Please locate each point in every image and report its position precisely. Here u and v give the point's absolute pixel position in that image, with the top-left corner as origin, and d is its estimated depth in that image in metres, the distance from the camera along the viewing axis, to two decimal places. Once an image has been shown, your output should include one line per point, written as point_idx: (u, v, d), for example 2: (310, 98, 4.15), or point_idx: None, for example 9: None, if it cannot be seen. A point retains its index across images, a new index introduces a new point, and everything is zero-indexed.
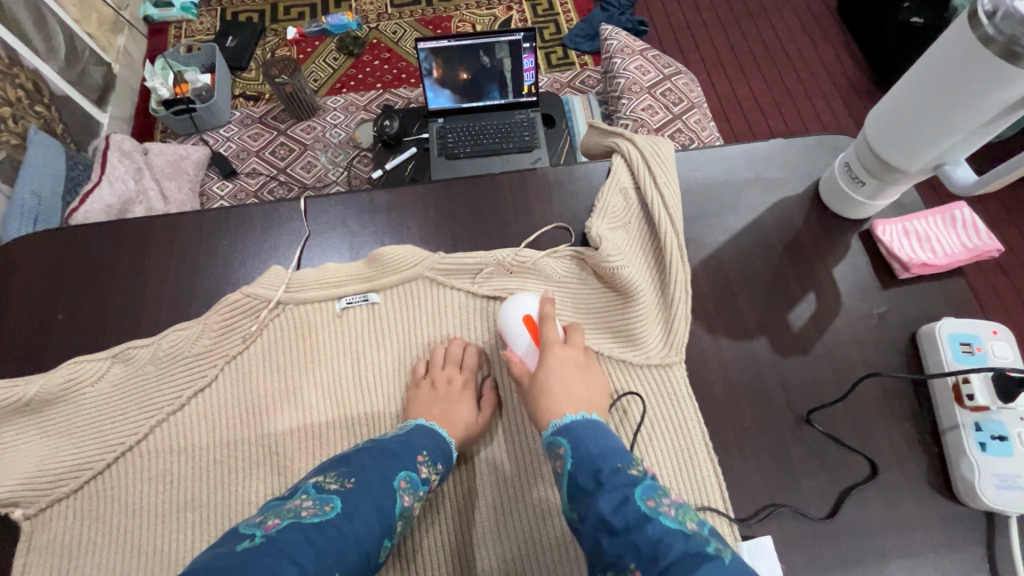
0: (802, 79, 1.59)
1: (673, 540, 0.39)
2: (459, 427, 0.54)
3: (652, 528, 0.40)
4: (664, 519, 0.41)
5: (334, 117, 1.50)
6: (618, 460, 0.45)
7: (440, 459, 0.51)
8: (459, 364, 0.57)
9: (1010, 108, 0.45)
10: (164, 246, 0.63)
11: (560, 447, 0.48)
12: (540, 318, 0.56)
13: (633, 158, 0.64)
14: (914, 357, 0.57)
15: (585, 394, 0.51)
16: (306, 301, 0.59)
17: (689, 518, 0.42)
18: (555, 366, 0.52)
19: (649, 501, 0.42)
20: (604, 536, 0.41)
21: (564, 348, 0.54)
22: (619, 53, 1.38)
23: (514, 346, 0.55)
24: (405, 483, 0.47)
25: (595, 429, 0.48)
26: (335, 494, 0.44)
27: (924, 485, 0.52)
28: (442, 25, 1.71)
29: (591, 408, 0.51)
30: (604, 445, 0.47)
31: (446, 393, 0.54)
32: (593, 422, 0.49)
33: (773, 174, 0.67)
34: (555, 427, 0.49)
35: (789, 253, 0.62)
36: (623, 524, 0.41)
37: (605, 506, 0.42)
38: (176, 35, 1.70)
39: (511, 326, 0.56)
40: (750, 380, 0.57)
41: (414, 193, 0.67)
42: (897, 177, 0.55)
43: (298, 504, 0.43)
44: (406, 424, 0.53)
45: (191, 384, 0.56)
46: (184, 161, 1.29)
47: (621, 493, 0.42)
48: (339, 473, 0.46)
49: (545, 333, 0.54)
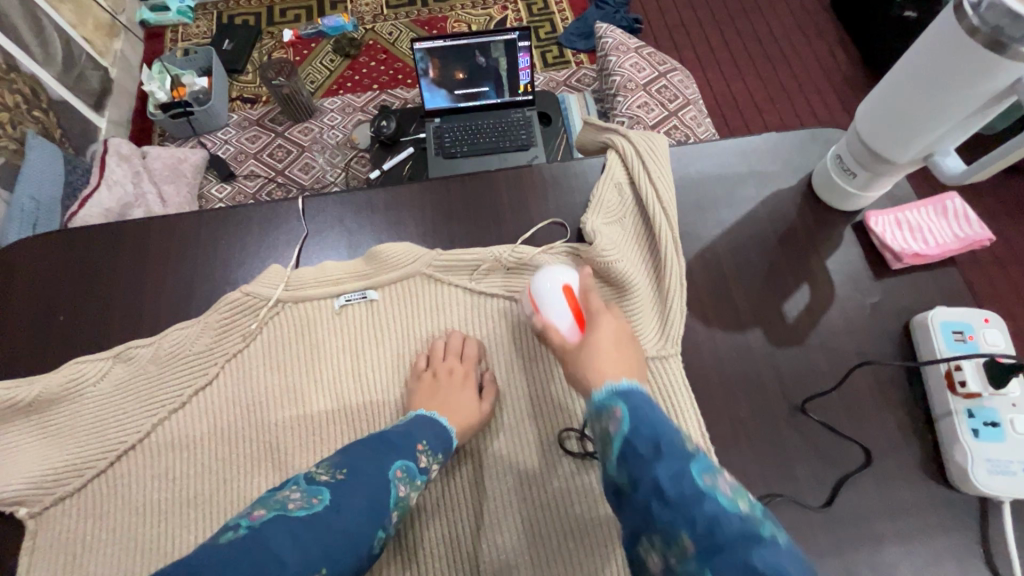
0: (797, 75, 1.59)
1: (731, 519, 0.34)
2: (462, 415, 0.55)
3: (710, 505, 0.35)
4: (721, 497, 0.36)
5: (331, 119, 1.51)
6: (671, 430, 0.41)
7: (440, 448, 0.52)
8: (459, 355, 0.58)
9: (998, 97, 0.45)
10: (163, 246, 0.64)
11: (616, 409, 0.43)
12: (581, 293, 0.55)
13: (627, 153, 0.65)
14: (907, 346, 0.58)
15: (625, 364, 0.48)
16: (305, 299, 0.59)
17: (745, 500, 0.37)
18: (604, 338, 0.50)
19: (705, 478, 0.37)
20: (656, 507, 0.36)
21: (609, 319, 0.53)
22: (614, 51, 1.39)
23: (552, 314, 0.53)
24: (400, 473, 0.48)
25: (647, 399, 0.44)
26: (324, 486, 0.44)
27: (918, 472, 0.53)
28: (438, 25, 1.72)
29: (632, 375, 0.47)
30: (658, 414, 0.42)
31: (447, 383, 0.55)
32: (645, 392, 0.45)
33: (766, 168, 0.68)
34: (609, 390, 0.45)
35: (783, 245, 0.63)
36: (678, 496, 0.36)
37: (662, 474, 0.37)
38: (172, 39, 1.70)
39: (552, 293, 0.54)
40: (745, 371, 0.57)
41: (411, 191, 0.67)
42: (889, 168, 0.55)
43: (285, 496, 0.43)
44: (406, 415, 0.54)
45: (192, 383, 0.56)
46: (183, 164, 1.29)
47: (677, 464, 0.37)
48: (331, 465, 0.46)
49: (589, 305, 0.53)
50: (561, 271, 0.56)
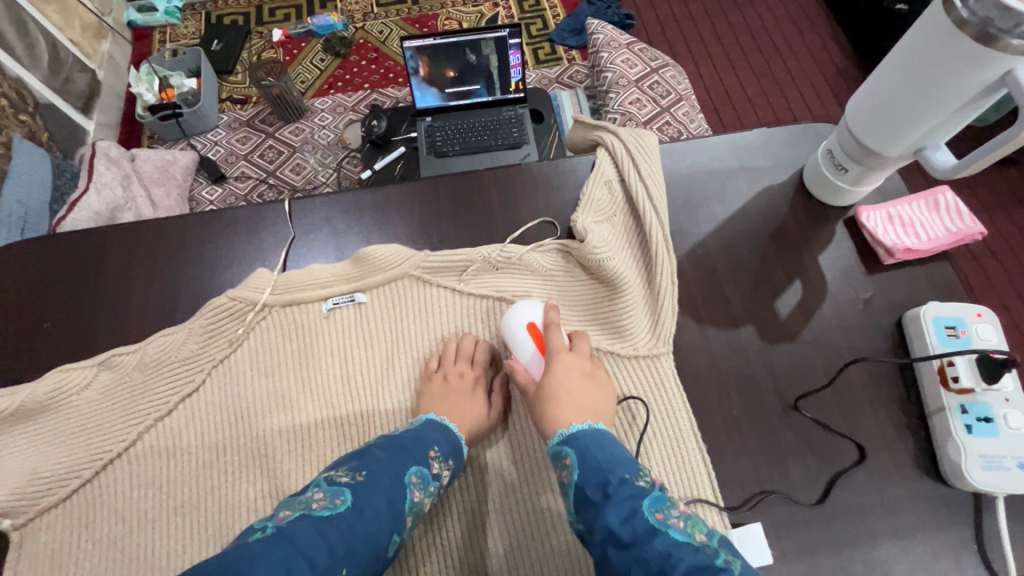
0: (790, 69, 1.59)
1: (682, 553, 0.39)
2: (469, 421, 0.55)
3: (660, 542, 0.40)
4: (673, 532, 0.41)
5: (322, 119, 1.50)
6: (626, 471, 0.45)
7: (451, 454, 0.51)
8: (470, 359, 0.57)
9: (988, 89, 0.44)
10: (148, 251, 0.63)
11: (567, 458, 0.47)
12: (545, 326, 0.55)
13: (617, 150, 0.64)
14: (900, 341, 0.58)
15: (592, 405, 0.51)
16: (293, 303, 0.58)
17: (699, 530, 0.41)
18: (563, 375, 0.52)
19: (657, 513, 0.42)
20: (612, 550, 0.41)
21: (571, 356, 0.53)
22: (606, 47, 1.38)
23: (519, 355, 0.55)
24: (416, 479, 0.47)
25: (602, 439, 0.48)
26: (345, 487, 0.44)
27: (912, 467, 0.52)
28: (428, 23, 1.70)
29: (596, 418, 0.50)
30: (612, 456, 0.46)
31: (458, 386, 0.55)
32: (602, 432, 0.48)
33: (757, 163, 0.67)
34: (561, 436, 0.48)
35: (775, 241, 0.63)
36: (630, 537, 0.40)
37: (613, 519, 0.42)
38: (161, 40, 1.69)
39: (517, 335, 0.55)
40: (738, 369, 0.57)
41: (399, 192, 0.67)
42: (880, 162, 0.55)
43: (309, 496, 0.44)
44: (416, 418, 0.53)
45: (179, 389, 0.55)
46: (172, 167, 1.28)
47: (629, 505, 0.42)
48: (350, 467, 0.47)
49: (550, 341, 0.54)
50: (526, 307, 0.56)
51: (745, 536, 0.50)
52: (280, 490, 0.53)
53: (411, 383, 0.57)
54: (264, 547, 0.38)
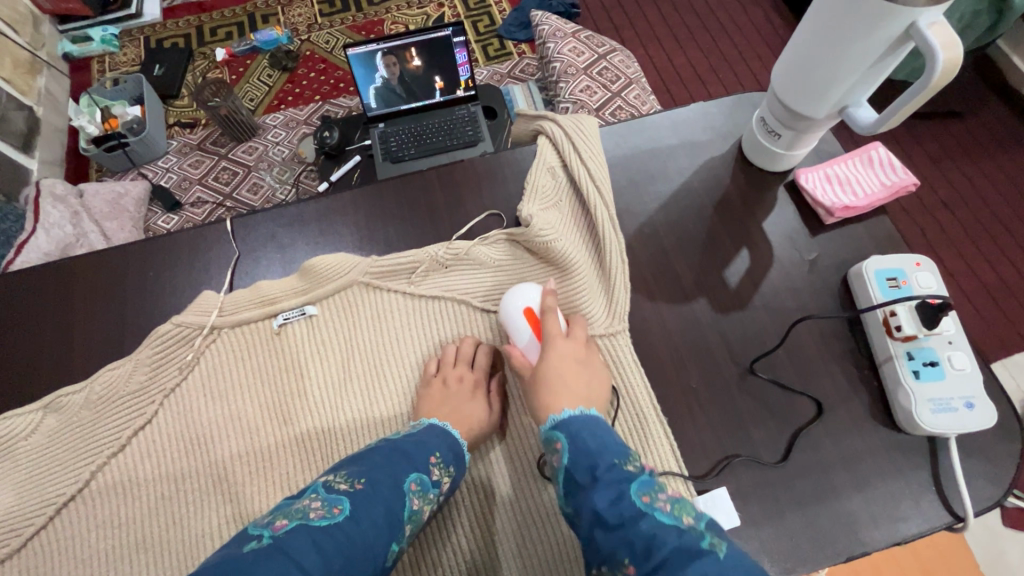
0: (736, 43, 1.61)
1: (666, 536, 0.38)
2: (472, 425, 0.54)
3: (646, 524, 0.39)
4: (659, 515, 0.40)
5: (275, 135, 1.47)
6: (614, 457, 0.45)
7: (452, 462, 0.51)
8: (470, 363, 0.57)
9: (895, 45, 0.45)
10: (88, 286, 0.61)
11: (558, 442, 0.47)
12: (542, 311, 0.55)
13: (557, 136, 0.65)
14: (846, 297, 0.59)
15: (585, 391, 0.50)
16: (240, 323, 0.57)
17: (687, 513, 0.41)
18: (558, 365, 0.51)
19: (644, 496, 0.42)
20: (600, 533, 0.41)
21: (565, 341, 0.52)
22: (552, 37, 1.39)
23: (516, 339, 0.55)
24: (415, 486, 0.47)
25: (593, 423, 0.48)
26: (344, 495, 0.43)
27: (867, 418, 0.54)
28: (374, 29, 1.68)
29: (590, 404, 0.50)
30: (602, 441, 0.46)
31: (457, 390, 0.54)
32: (595, 417, 0.49)
33: (696, 137, 0.68)
34: (555, 422, 0.48)
35: (719, 212, 0.63)
36: (617, 519, 0.41)
37: (601, 502, 0.42)
38: (100, 70, 1.64)
39: (514, 318, 0.55)
40: (693, 341, 0.57)
41: (343, 199, 0.66)
42: (809, 124, 0.56)
43: (306, 505, 0.42)
44: (418, 423, 0.53)
45: (130, 423, 0.54)
46: (123, 199, 1.25)
47: (618, 489, 0.42)
48: (349, 473, 0.45)
49: (546, 326, 0.53)
50: (524, 291, 0.55)
51: (710, 502, 0.50)
52: (243, 515, 0.52)
53: (389, 393, 0.57)
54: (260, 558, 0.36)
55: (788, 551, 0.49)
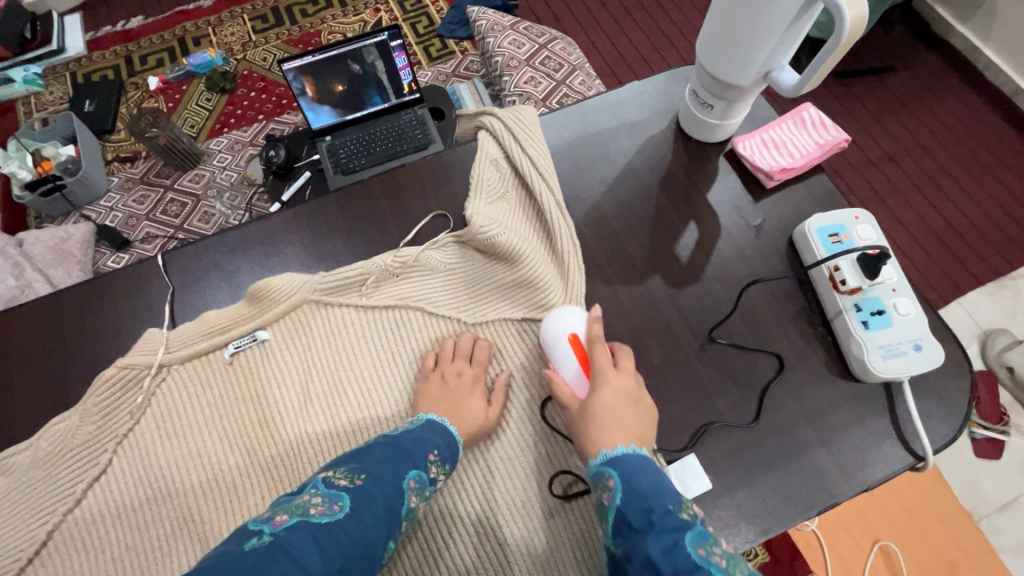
0: (675, 20, 1.63)
1: None
2: (471, 421, 0.53)
3: None
4: (715, 570, 0.37)
5: (221, 160, 1.43)
6: (669, 502, 0.42)
7: (449, 459, 0.50)
8: (469, 358, 0.56)
9: (806, 6, 0.46)
10: (24, 339, 0.58)
11: (610, 479, 0.45)
12: (588, 340, 0.53)
13: (497, 129, 0.64)
14: (794, 257, 0.60)
15: (638, 428, 0.48)
16: (191, 358, 0.56)
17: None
18: (611, 402, 0.49)
19: (700, 548, 0.38)
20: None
21: (618, 375, 0.51)
22: (491, 32, 1.39)
23: (560, 368, 0.53)
24: (414, 483, 0.46)
25: (647, 465, 0.45)
26: (344, 491, 0.43)
27: (825, 372, 0.55)
28: (311, 41, 1.65)
29: (642, 443, 0.48)
30: (657, 486, 0.43)
31: (456, 385, 0.53)
32: (643, 458, 0.46)
33: (635, 117, 0.68)
34: (606, 457, 0.46)
35: (664, 189, 0.64)
36: (670, 570, 0.37)
37: (654, 549, 0.39)
38: (26, 112, 1.56)
39: (557, 344, 0.53)
40: (651, 319, 0.58)
41: (286, 217, 0.64)
42: (737, 93, 0.57)
43: (307, 501, 0.42)
44: (417, 419, 0.52)
45: (84, 476, 0.52)
46: (66, 243, 1.19)
47: (672, 538, 0.39)
48: (348, 469, 0.45)
49: (595, 358, 0.52)
50: (568, 315, 0.54)
51: (681, 470, 0.51)
52: None
53: (361, 412, 0.55)
54: (260, 560, 0.35)
55: (762, 513, 0.50)
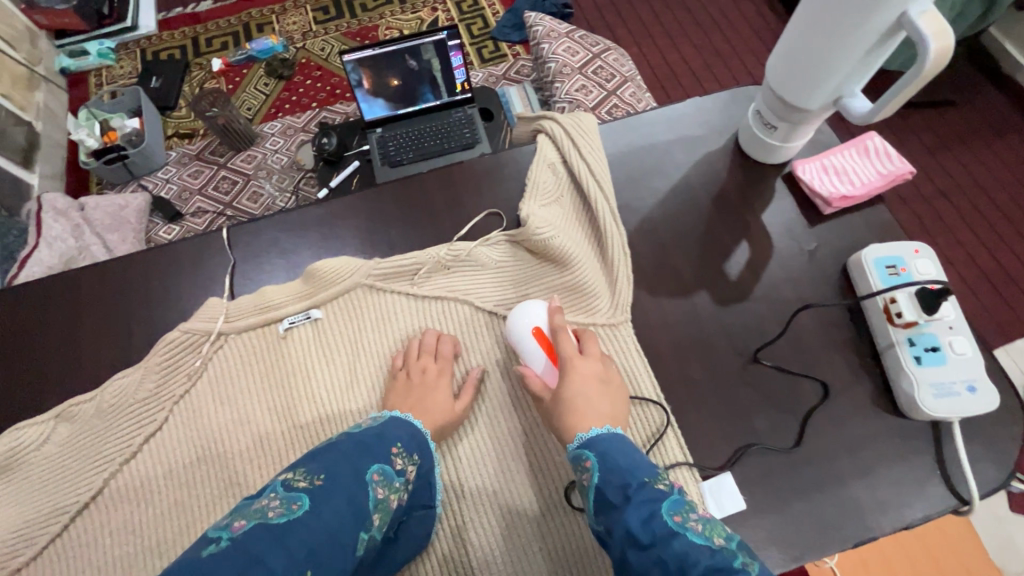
0: (729, 38, 1.62)
1: (699, 555, 0.37)
2: (439, 415, 0.54)
3: (678, 543, 0.38)
4: (692, 534, 0.39)
5: (273, 143, 1.48)
6: (644, 474, 0.44)
7: (415, 450, 0.51)
8: (434, 354, 0.57)
9: (887, 34, 0.46)
10: (94, 296, 0.62)
11: (588, 460, 0.46)
12: (551, 330, 0.55)
13: (557, 134, 0.66)
14: (847, 285, 0.59)
15: (609, 409, 0.50)
16: (248, 328, 0.58)
17: (719, 533, 0.39)
18: (578, 384, 0.51)
19: (675, 516, 0.40)
20: (631, 551, 0.39)
21: (584, 360, 0.52)
22: (546, 38, 1.40)
23: (529, 362, 0.54)
24: (377, 475, 0.46)
25: (624, 444, 0.47)
26: (303, 492, 0.41)
27: (870, 404, 0.54)
28: (369, 35, 1.69)
29: (615, 422, 0.49)
30: (632, 460, 0.45)
31: (421, 381, 0.55)
32: (620, 437, 0.47)
33: (693, 133, 0.69)
34: (582, 440, 0.48)
35: (717, 206, 0.64)
36: (649, 538, 0.39)
37: (633, 521, 0.41)
38: (97, 84, 1.64)
39: (523, 339, 0.55)
40: (695, 334, 0.58)
41: (344, 203, 0.66)
42: (804, 116, 0.56)
43: (264, 504, 0.40)
44: (379, 415, 0.52)
45: (141, 430, 0.54)
46: (124, 211, 1.25)
47: (649, 508, 0.41)
48: (308, 469, 0.43)
49: (559, 346, 0.53)
50: (531, 310, 0.56)
51: (716, 486, 0.51)
52: None
53: (339, 400, 0.57)
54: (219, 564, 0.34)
55: (794, 539, 0.49)
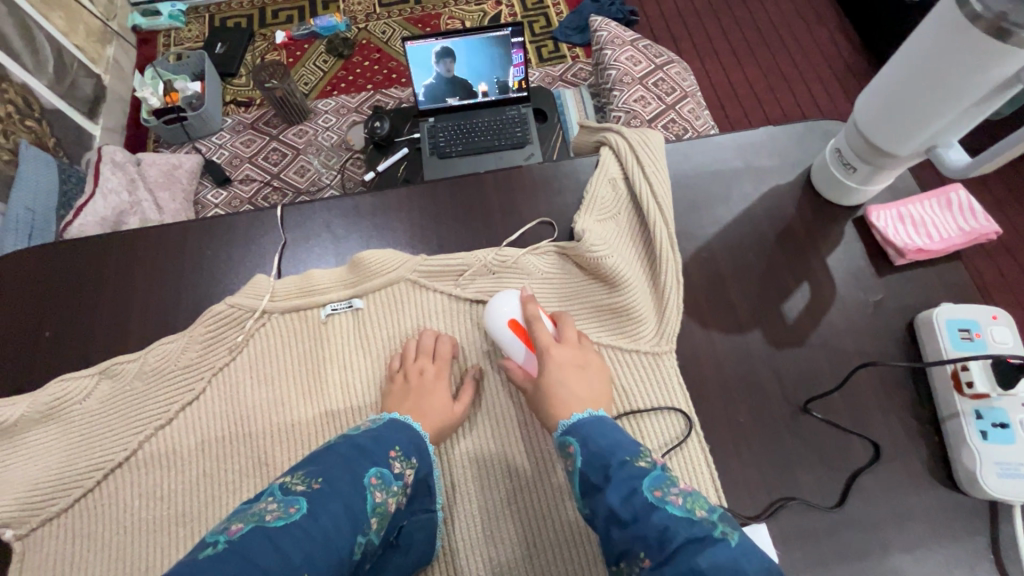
0: (797, 63, 1.57)
1: (678, 528, 0.40)
2: (436, 418, 0.53)
3: (658, 518, 0.40)
4: (671, 508, 0.41)
5: (325, 121, 1.49)
6: (625, 453, 0.45)
7: (413, 454, 0.50)
8: (432, 355, 0.56)
9: (1001, 87, 0.43)
10: (148, 259, 0.63)
11: (570, 446, 0.47)
12: (527, 320, 0.54)
13: (622, 148, 0.64)
14: (912, 344, 0.56)
15: (590, 394, 0.51)
16: (291, 309, 0.58)
17: (699, 506, 0.42)
18: (557, 371, 0.51)
19: (656, 491, 0.42)
20: (614, 529, 0.42)
21: (560, 348, 0.53)
22: (609, 44, 1.37)
23: (510, 353, 0.54)
24: (376, 480, 0.45)
25: (602, 423, 0.48)
26: (301, 495, 0.41)
27: (924, 473, 0.51)
28: (431, 22, 1.69)
29: (596, 405, 0.50)
30: (613, 440, 0.46)
31: (418, 384, 0.54)
32: (598, 417, 0.48)
33: (763, 163, 0.66)
34: (564, 427, 0.48)
35: (780, 243, 0.61)
36: (630, 515, 0.41)
37: (614, 499, 0.43)
38: (165, 44, 1.69)
39: (501, 333, 0.54)
40: (744, 374, 0.56)
41: (399, 195, 0.66)
42: (890, 160, 0.53)
43: (262, 507, 0.40)
44: (378, 418, 0.52)
45: (179, 398, 0.55)
46: (177, 171, 1.28)
47: (631, 486, 0.43)
48: (306, 473, 0.43)
49: (536, 336, 0.53)
50: (505, 303, 0.55)
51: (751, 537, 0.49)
52: None
53: (347, 390, 0.56)
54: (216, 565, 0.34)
55: None
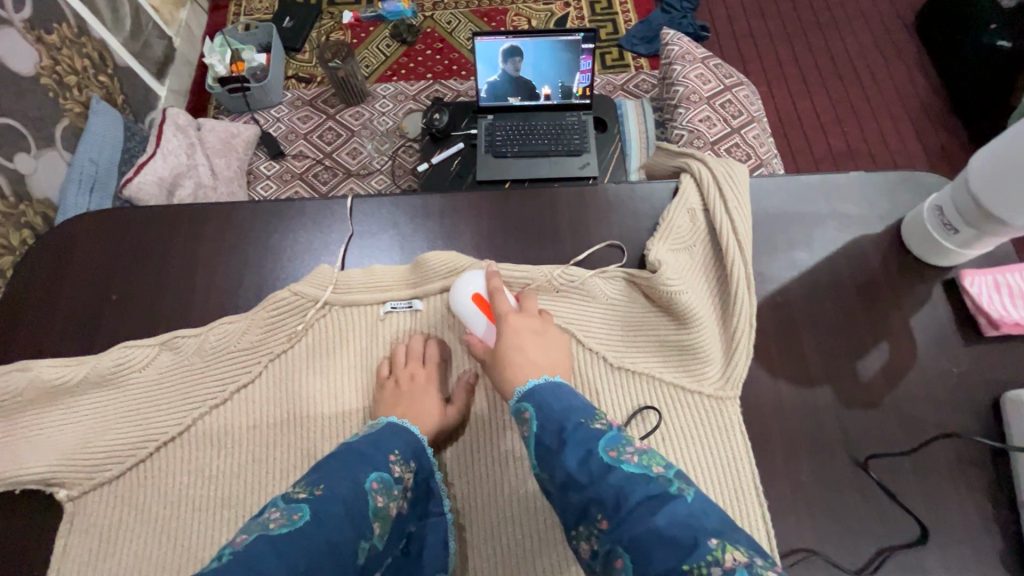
0: (869, 97, 1.51)
1: (635, 486, 0.37)
2: (431, 420, 0.53)
3: (615, 477, 0.38)
4: (626, 466, 0.39)
5: (382, 105, 1.49)
6: (581, 416, 0.43)
7: (411, 457, 0.49)
8: (421, 359, 0.56)
9: None
10: (215, 234, 0.63)
11: (526, 412, 0.45)
12: (489, 293, 0.55)
13: (704, 178, 0.61)
14: (996, 423, 0.53)
15: (548, 360, 0.51)
16: (351, 304, 0.58)
17: (656, 462, 0.39)
18: (514, 338, 0.51)
19: (612, 451, 0.40)
20: (571, 492, 0.39)
21: (519, 317, 0.53)
22: (680, 59, 1.31)
23: (470, 325, 0.55)
24: (377, 484, 0.44)
25: (558, 389, 0.46)
26: (304, 503, 0.39)
27: (996, 563, 0.48)
28: (497, 17, 1.68)
29: (553, 371, 0.50)
30: (568, 404, 0.44)
31: (409, 388, 0.53)
32: (554, 383, 0.47)
33: (849, 209, 0.63)
34: (520, 394, 0.47)
35: (862, 296, 0.58)
36: (587, 478, 0.39)
37: (571, 462, 0.40)
38: (235, 13, 1.71)
39: (462, 303, 0.55)
40: (810, 430, 0.53)
41: (467, 199, 0.65)
42: (999, 228, 0.50)
43: (266, 516, 0.39)
44: (377, 421, 0.50)
45: (235, 379, 0.55)
46: (235, 139, 1.29)
47: (586, 448, 0.41)
48: (307, 482, 0.42)
49: (497, 306, 0.53)
50: (468, 278, 0.56)
51: None
52: None
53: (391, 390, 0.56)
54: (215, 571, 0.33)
55: None
